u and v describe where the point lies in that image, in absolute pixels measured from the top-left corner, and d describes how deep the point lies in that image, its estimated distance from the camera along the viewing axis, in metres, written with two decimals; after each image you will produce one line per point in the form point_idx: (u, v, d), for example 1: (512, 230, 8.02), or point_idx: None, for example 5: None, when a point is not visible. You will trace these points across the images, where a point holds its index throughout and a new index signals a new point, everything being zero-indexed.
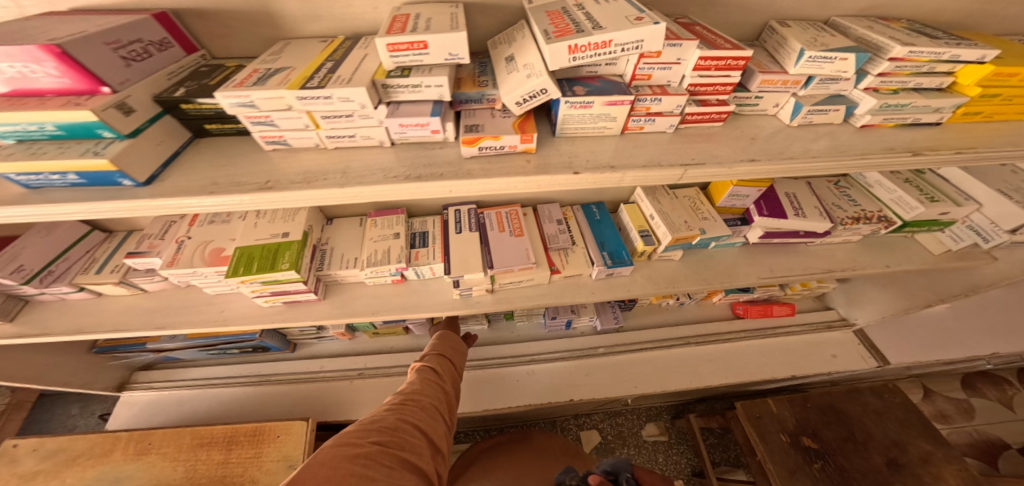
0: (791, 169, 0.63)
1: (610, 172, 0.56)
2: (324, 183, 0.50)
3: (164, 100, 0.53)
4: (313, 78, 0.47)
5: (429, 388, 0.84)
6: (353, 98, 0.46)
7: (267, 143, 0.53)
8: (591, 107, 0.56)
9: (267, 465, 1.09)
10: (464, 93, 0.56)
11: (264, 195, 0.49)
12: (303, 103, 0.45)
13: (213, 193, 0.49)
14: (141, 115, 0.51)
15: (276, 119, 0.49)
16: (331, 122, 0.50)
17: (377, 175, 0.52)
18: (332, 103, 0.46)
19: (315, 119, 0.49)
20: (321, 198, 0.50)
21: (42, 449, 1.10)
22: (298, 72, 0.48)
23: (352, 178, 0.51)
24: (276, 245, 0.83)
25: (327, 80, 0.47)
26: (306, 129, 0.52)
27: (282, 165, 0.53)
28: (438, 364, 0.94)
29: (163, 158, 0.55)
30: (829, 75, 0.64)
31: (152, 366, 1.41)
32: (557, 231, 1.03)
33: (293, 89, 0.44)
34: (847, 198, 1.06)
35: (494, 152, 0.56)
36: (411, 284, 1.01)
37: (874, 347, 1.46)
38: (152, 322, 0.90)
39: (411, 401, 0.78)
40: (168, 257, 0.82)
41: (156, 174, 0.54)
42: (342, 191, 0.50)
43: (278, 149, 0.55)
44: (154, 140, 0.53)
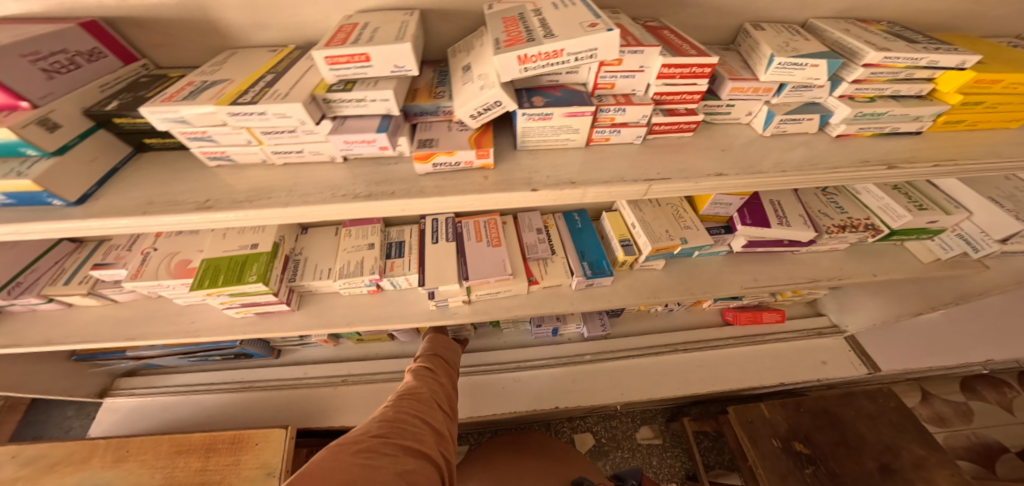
0: (762, 183, 0.60)
1: (571, 188, 0.53)
2: (267, 203, 0.51)
3: (95, 114, 0.54)
4: (248, 92, 0.48)
5: (424, 384, 0.87)
6: (290, 114, 0.47)
7: (208, 159, 0.55)
8: (551, 119, 0.54)
9: (246, 472, 1.08)
10: (418, 106, 0.55)
11: (203, 214, 0.50)
12: (235, 118, 0.47)
13: (148, 214, 0.50)
14: (67, 130, 0.52)
15: (213, 135, 0.51)
16: (273, 137, 0.51)
17: (325, 194, 0.52)
18: (268, 119, 0.47)
19: (256, 135, 0.50)
20: (265, 217, 0.51)
21: (21, 457, 1.09)
22: (231, 88, 0.49)
23: (297, 197, 0.51)
24: (244, 258, 0.81)
25: (263, 94, 0.47)
26: (248, 145, 0.53)
27: (228, 181, 0.55)
28: (432, 363, 0.97)
29: (97, 176, 0.56)
30: (802, 82, 0.62)
31: (135, 372, 1.40)
32: (537, 240, 1.00)
33: (223, 105, 0.45)
34: (834, 205, 1.04)
35: (450, 168, 0.55)
36: (388, 294, 0.99)
37: (865, 354, 1.44)
38: (122, 333, 0.89)
39: (408, 396, 0.81)
40: (133, 269, 0.81)
41: (89, 192, 0.55)
42: (288, 211, 0.51)
43: (222, 165, 0.57)
44: (83, 155, 0.54)
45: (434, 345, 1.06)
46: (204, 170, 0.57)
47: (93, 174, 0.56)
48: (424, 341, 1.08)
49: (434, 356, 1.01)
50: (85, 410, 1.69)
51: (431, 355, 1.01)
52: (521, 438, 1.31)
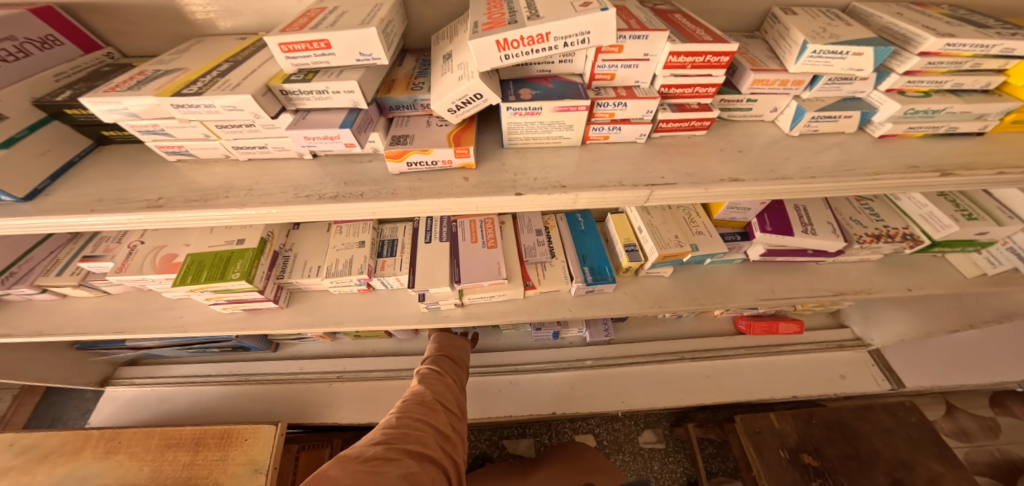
0: (784, 191, 0.53)
1: (560, 192, 0.47)
2: (224, 202, 0.48)
3: (45, 104, 0.54)
4: (198, 82, 0.45)
5: (430, 384, 0.82)
6: (240, 106, 0.43)
7: (166, 153, 0.53)
8: (540, 114, 0.48)
9: (233, 468, 1.09)
10: (393, 98, 0.50)
11: (152, 213, 0.48)
12: (180, 110, 0.44)
13: (95, 212, 0.48)
14: (14, 122, 0.51)
15: (164, 128, 0.49)
16: (229, 131, 0.48)
17: (288, 194, 0.48)
18: (217, 112, 0.44)
19: (211, 129, 0.48)
20: (219, 218, 0.48)
21: (17, 445, 1.11)
22: (178, 79, 0.47)
23: (256, 198, 0.47)
24: (229, 253, 0.77)
25: (213, 84, 0.44)
26: (208, 139, 0.51)
27: (189, 177, 0.52)
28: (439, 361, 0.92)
29: (51, 170, 0.55)
30: (840, 74, 0.53)
31: (136, 362, 1.44)
32: (536, 242, 0.95)
33: (165, 96, 0.43)
34: (868, 212, 0.95)
35: (427, 168, 0.49)
36: (379, 294, 0.95)
37: (890, 369, 1.33)
38: (111, 326, 0.88)
39: (414, 397, 0.77)
40: (118, 262, 0.77)
41: (40, 187, 0.54)
42: (244, 213, 0.47)
43: (183, 159, 0.55)
44: (32, 148, 0.53)
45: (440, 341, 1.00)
46: (164, 165, 0.55)
47: (46, 167, 0.55)
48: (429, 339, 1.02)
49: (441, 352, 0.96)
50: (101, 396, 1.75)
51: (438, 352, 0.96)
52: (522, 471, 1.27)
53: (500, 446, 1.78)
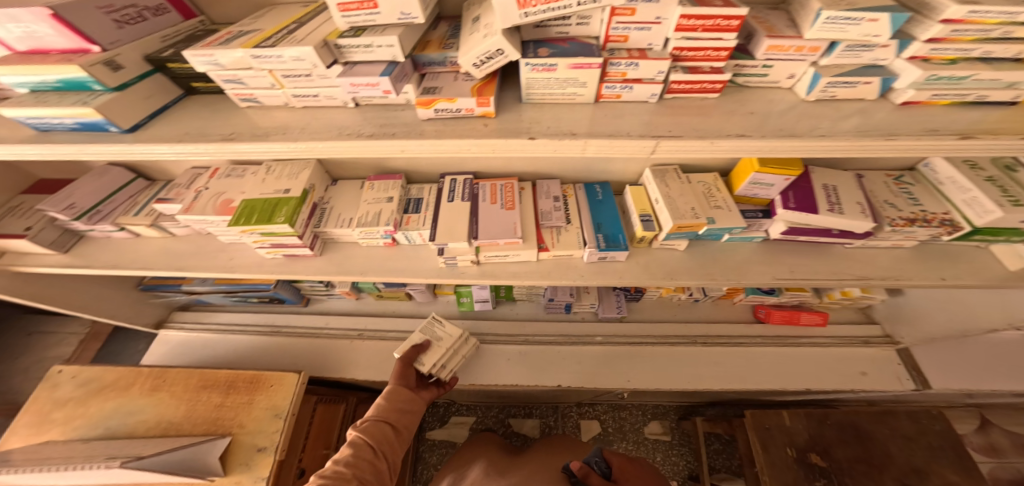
0: (797, 149, 0.54)
1: (570, 139, 0.51)
2: (281, 137, 0.54)
3: (152, 59, 0.66)
4: (273, 38, 0.52)
5: (355, 467, 0.85)
6: (304, 57, 0.49)
7: (241, 100, 0.60)
8: (555, 70, 0.51)
9: (256, 411, 1.17)
10: (425, 55, 0.54)
11: (225, 144, 0.55)
12: (259, 61, 0.50)
13: (181, 141, 0.57)
14: (128, 72, 0.64)
15: (242, 78, 0.55)
16: (292, 80, 0.54)
17: (332, 133, 0.54)
18: (285, 62, 0.50)
19: (278, 78, 0.54)
20: (274, 150, 0.55)
21: (79, 378, 1.25)
22: (257, 36, 0.53)
23: (307, 133, 0.54)
24: (276, 200, 0.85)
25: (284, 39, 0.50)
26: (273, 88, 0.57)
27: (256, 120, 0.59)
28: (377, 433, 0.93)
29: (151, 110, 0.68)
30: (858, 40, 0.52)
31: (187, 307, 1.60)
32: (552, 208, 0.98)
33: (249, 48, 0.49)
34: (906, 196, 0.91)
35: (451, 116, 0.54)
36: (403, 249, 1.02)
37: (916, 369, 1.28)
38: (175, 263, 1.00)
39: (333, 482, 0.80)
40: (186, 204, 0.88)
41: (143, 123, 0.66)
42: (296, 145, 0.54)
43: (253, 106, 0.62)
44: (140, 92, 0.65)
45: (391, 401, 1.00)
46: (237, 110, 0.62)
47: (148, 108, 0.67)
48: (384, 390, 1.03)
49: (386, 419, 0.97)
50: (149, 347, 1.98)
51: (382, 417, 0.97)
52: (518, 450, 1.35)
53: (506, 424, 1.86)
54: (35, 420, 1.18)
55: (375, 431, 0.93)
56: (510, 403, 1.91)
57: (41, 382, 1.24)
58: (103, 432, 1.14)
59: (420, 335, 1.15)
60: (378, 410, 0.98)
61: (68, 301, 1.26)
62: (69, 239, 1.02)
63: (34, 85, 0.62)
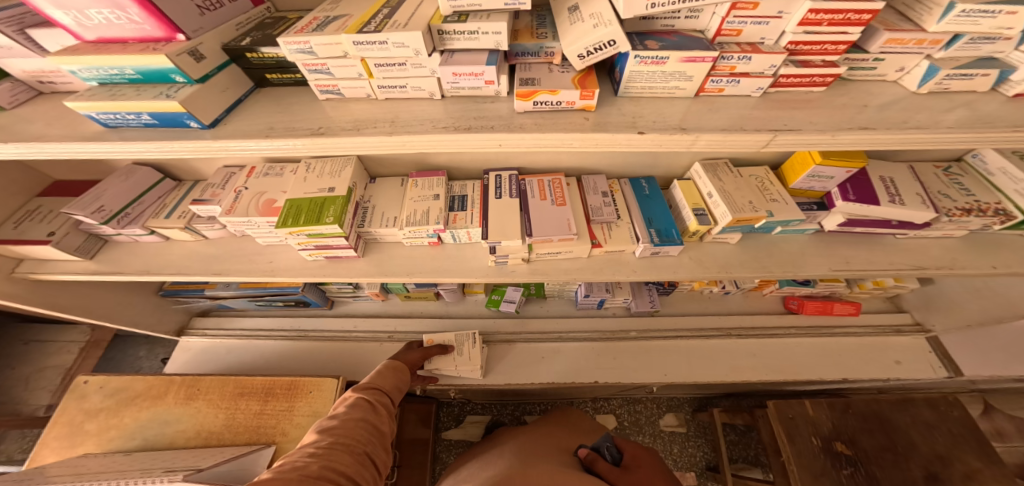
0: (914, 141, 0.54)
1: (681, 133, 0.49)
2: (373, 131, 0.52)
3: (231, 49, 0.63)
4: (370, 23, 0.48)
5: (357, 424, 0.78)
6: (408, 43, 0.46)
7: (322, 92, 0.57)
8: (664, 64, 0.49)
9: (298, 418, 1.18)
10: (520, 45, 0.51)
11: (316, 139, 0.53)
12: (359, 48, 0.47)
13: (270, 137, 0.54)
14: (210, 62, 0.61)
15: (331, 67, 0.52)
16: (383, 71, 0.51)
17: (427, 126, 0.51)
18: (387, 49, 0.47)
19: (369, 67, 0.51)
20: (367, 146, 0.52)
21: (106, 388, 1.25)
22: (353, 21, 0.49)
23: (401, 127, 0.51)
24: (322, 199, 0.79)
25: (384, 25, 0.47)
26: (359, 79, 0.54)
27: (335, 114, 0.56)
28: (375, 395, 0.87)
29: (228, 103, 0.65)
30: (984, 33, 0.53)
31: (208, 313, 1.58)
32: (602, 203, 0.95)
33: (351, 33, 0.46)
34: (957, 187, 0.90)
35: (549, 108, 0.51)
36: (447, 248, 0.99)
37: (947, 356, 1.29)
38: (210, 268, 0.96)
39: (335, 440, 0.73)
40: (226, 206, 0.81)
41: (220, 118, 0.64)
42: (390, 139, 0.51)
43: (331, 99, 0.58)
44: (218, 85, 0.63)
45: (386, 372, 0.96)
46: (315, 103, 0.59)
47: (224, 102, 0.64)
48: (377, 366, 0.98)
49: (383, 385, 0.91)
50: (152, 353, 1.91)
51: (378, 384, 0.90)
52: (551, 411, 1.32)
53: (522, 421, 1.85)
54: (65, 432, 1.19)
55: (374, 393, 0.87)
56: (527, 401, 1.89)
57: (69, 393, 1.25)
58: (141, 442, 1.16)
59: (453, 337, 1.28)
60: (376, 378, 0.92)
61: (92, 309, 1.24)
62: (93, 244, 0.97)
63: (103, 78, 0.60)
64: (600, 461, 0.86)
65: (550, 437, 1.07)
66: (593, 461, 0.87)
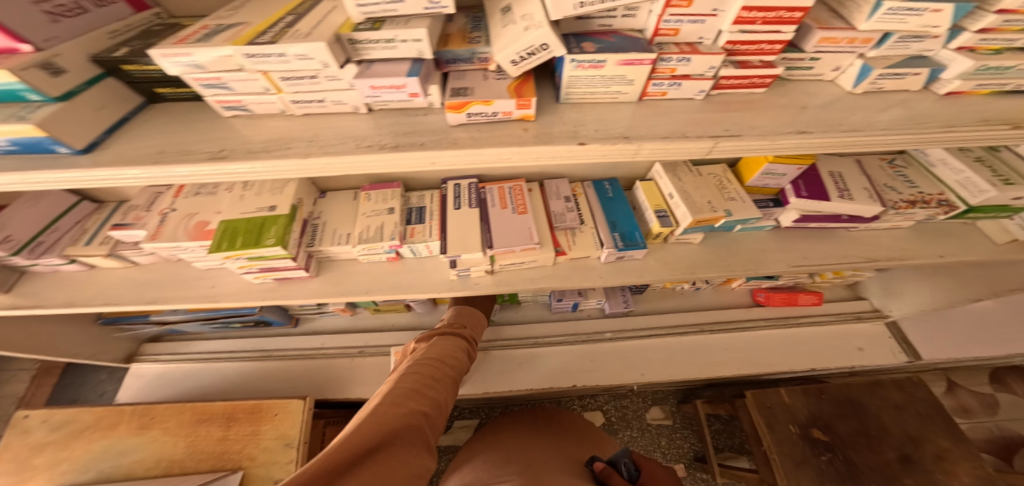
0: (855, 143, 0.55)
1: (624, 142, 0.47)
2: (284, 153, 0.48)
3: (101, 60, 0.57)
4: (268, 33, 0.44)
5: (447, 395, 0.80)
6: (312, 55, 0.42)
7: (223, 108, 0.53)
8: (602, 67, 0.47)
9: (264, 442, 1.23)
10: (451, 51, 0.47)
11: (217, 164, 0.49)
12: (254, 61, 0.43)
13: (159, 162, 0.48)
14: (72, 76, 0.54)
15: (227, 81, 0.48)
16: (291, 84, 0.47)
17: (349, 145, 0.48)
18: (288, 62, 0.43)
19: (274, 80, 0.47)
20: (292, 169, 0.48)
21: (51, 421, 1.25)
22: (247, 30, 0.45)
23: (319, 148, 0.48)
24: (262, 220, 0.74)
25: (283, 35, 0.43)
26: (268, 94, 0.50)
27: (245, 133, 0.52)
28: (460, 365, 0.90)
29: (106, 123, 0.59)
30: (913, 31, 0.54)
31: (160, 338, 1.50)
32: (565, 209, 0.94)
33: (241, 45, 0.42)
34: (902, 179, 0.93)
35: (486, 119, 0.48)
36: (407, 263, 0.95)
37: (907, 342, 1.36)
38: (143, 296, 0.88)
39: (434, 406, 0.73)
40: (151, 229, 0.74)
41: (97, 141, 0.58)
42: (307, 162, 0.47)
43: (238, 116, 0.55)
44: (90, 102, 0.57)
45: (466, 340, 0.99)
46: (220, 120, 0.55)
47: (102, 121, 0.59)
48: (455, 330, 1.00)
49: (469, 352, 0.97)
50: (115, 376, 1.74)
51: (462, 351, 0.95)
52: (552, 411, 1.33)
53: None
54: (12, 468, 1.18)
55: (459, 363, 0.90)
56: (513, 404, 1.85)
57: (8, 429, 1.23)
58: (96, 475, 1.18)
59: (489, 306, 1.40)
60: (461, 346, 0.95)
61: (22, 344, 1.13)
62: (8, 276, 0.88)
63: None
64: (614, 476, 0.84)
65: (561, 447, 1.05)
66: (608, 476, 0.85)
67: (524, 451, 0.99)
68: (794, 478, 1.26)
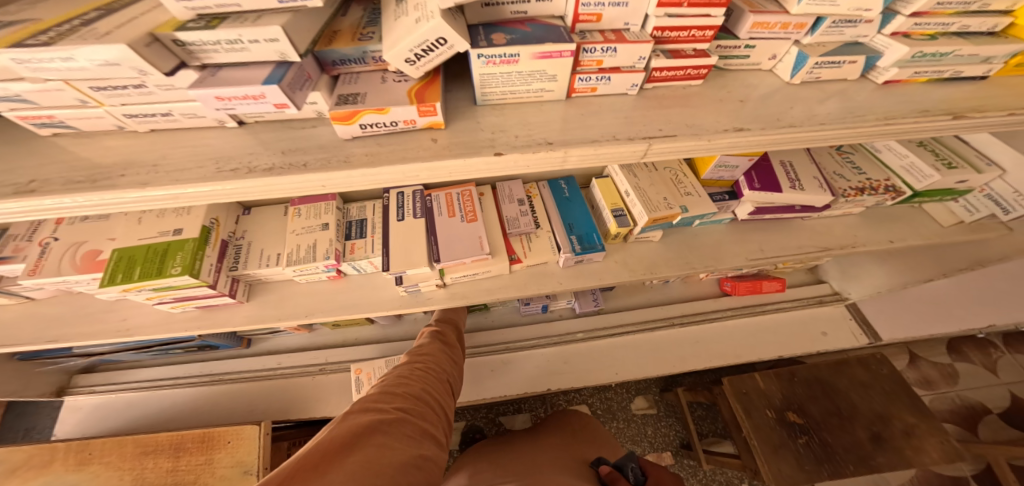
0: (794, 139, 0.53)
1: (547, 149, 0.46)
2: (126, 181, 0.43)
3: None
4: (53, 32, 0.37)
5: (427, 386, 0.74)
6: (116, 60, 0.36)
7: (34, 125, 0.46)
8: (517, 62, 0.45)
9: (220, 470, 1.14)
10: (337, 51, 0.45)
11: (27, 199, 0.42)
12: (28, 66, 0.35)
13: None
14: None
15: (27, 95, 0.41)
16: (109, 94, 0.41)
17: (208, 169, 0.44)
18: (86, 67, 0.36)
19: (84, 91, 0.41)
20: (162, 200, 0.44)
21: None
22: (25, 30, 0.38)
23: (163, 175, 0.44)
24: (165, 246, 0.65)
25: (74, 34, 0.36)
26: (88, 106, 0.44)
27: (81, 153, 0.46)
28: (435, 358, 0.85)
29: None
30: (846, 14, 0.52)
31: (93, 369, 1.36)
32: (518, 213, 0.88)
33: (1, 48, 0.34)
34: (850, 166, 0.92)
35: (385, 130, 0.46)
36: (352, 279, 0.88)
37: (866, 322, 1.41)
38: (42, 334, 0.77)
39: (412, 399, 0.68)
40: (30, 264, 0.65)
41: None
42: (149, 192, 0.43)
43: (60, 132, 0.48)
44: None
45: (437, 335, 0.94)
46: (76, 140, 0.48)
47: None
48: (421, 330, 0.95)
49: (449, 347, 0.92)
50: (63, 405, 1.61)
51: (441, 347, 0.90)
52: (558, 415, 1.22)
53: (497, 423, 1.75)
54: None
55: (433, 358, 0.85)
56: (499, 403, 1.80)
57: None
58: None
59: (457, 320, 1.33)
60: (431, 342, 0.90)
61: None
62: None
63: None
64: (620, 480, 0.82)
65: (558, 445, 1.00)
66: (613, 480, 0.83)
67: (525, 454, 0.95)
68: (775, 466, 1.24)
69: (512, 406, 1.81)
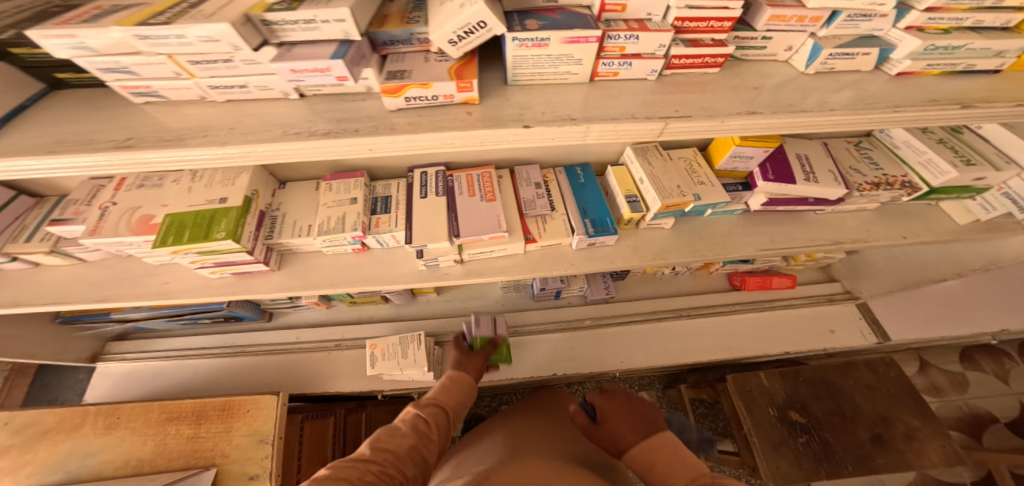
0: (804, 125, 0.56)
1: (571, 125, 0.50)
2: (200, 142, 0.49)
3: None
4: (166, 13, 0.43)
5: None
6: (218, 37, 0.41)
7: (131, 94, 0.52)
8: (547, 46, 0.49)
9: (237, 439, 1.21)
10: (387, 33, 0.49)
11: (120, 153, 0.48)
12: (149, 42, 0.41)
13: (55, 154, 0.48)
14: None
15: (131, 67, 0.48)
16: (203, 68, 0.47)
17: (273, 132, 0.50)
18: (191, 43, 0.42)
19: (184, 65, 0.46)
20: (222, 159, 0.49)
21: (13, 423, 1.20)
22: (142, 11, 0.44)
23: (233, 137, 0.49)
24: (212, 213, 0.71)
25: (184, 14, 0.42)
26: (181, 78, 0.50)
27: (159, 119, 0.52)
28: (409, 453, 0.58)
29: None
30: (859, 9, 0.55)
31: (125, 337, 1.45)
32: (535, 196, 0.92)
33: (131, 27, 0.39)
34: (867, 161, 0.94)
35: (427, 103, 0.51)
36: (375, 253, 0.93)
37: (874, 321, 1.40)
38: (94, 294, 0.84)
39: None
40: (90, 225, 0.71)
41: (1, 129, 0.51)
42: (226, 150, 0.49)
43: (150, 101, 0.55)
44: None
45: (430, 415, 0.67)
46: (150, 108, 0.54)
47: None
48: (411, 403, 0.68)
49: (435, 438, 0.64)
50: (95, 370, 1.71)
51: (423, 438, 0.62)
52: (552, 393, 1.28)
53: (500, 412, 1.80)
54: None
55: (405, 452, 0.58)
56: (504, 391, 1.84)
57: None
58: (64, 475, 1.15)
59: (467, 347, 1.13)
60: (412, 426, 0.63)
61: None
62: None
63: None
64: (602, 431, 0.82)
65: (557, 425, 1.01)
66: None
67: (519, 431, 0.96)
68: (774, 464, 1.27)
69: (516, 394, 1.85)
